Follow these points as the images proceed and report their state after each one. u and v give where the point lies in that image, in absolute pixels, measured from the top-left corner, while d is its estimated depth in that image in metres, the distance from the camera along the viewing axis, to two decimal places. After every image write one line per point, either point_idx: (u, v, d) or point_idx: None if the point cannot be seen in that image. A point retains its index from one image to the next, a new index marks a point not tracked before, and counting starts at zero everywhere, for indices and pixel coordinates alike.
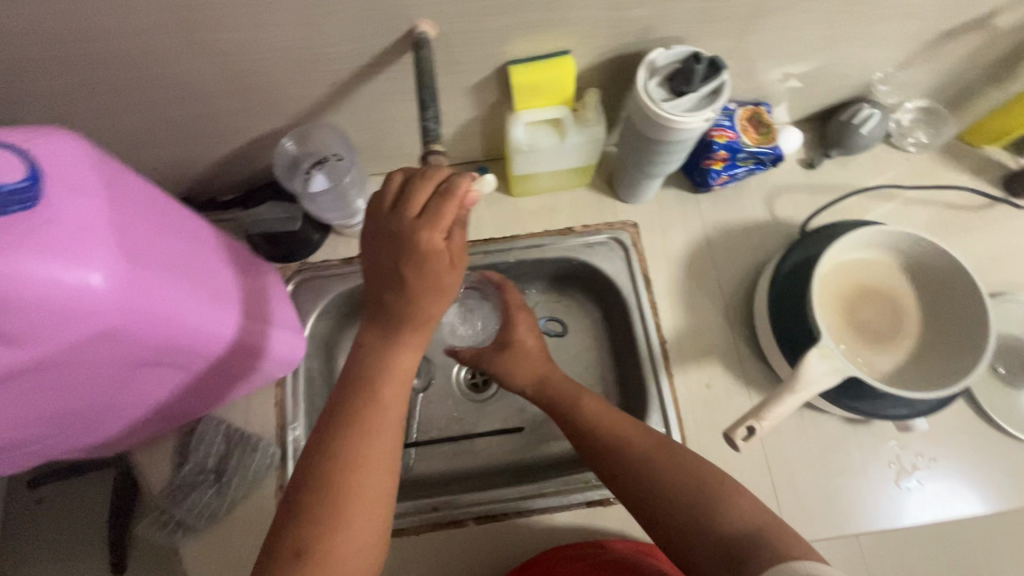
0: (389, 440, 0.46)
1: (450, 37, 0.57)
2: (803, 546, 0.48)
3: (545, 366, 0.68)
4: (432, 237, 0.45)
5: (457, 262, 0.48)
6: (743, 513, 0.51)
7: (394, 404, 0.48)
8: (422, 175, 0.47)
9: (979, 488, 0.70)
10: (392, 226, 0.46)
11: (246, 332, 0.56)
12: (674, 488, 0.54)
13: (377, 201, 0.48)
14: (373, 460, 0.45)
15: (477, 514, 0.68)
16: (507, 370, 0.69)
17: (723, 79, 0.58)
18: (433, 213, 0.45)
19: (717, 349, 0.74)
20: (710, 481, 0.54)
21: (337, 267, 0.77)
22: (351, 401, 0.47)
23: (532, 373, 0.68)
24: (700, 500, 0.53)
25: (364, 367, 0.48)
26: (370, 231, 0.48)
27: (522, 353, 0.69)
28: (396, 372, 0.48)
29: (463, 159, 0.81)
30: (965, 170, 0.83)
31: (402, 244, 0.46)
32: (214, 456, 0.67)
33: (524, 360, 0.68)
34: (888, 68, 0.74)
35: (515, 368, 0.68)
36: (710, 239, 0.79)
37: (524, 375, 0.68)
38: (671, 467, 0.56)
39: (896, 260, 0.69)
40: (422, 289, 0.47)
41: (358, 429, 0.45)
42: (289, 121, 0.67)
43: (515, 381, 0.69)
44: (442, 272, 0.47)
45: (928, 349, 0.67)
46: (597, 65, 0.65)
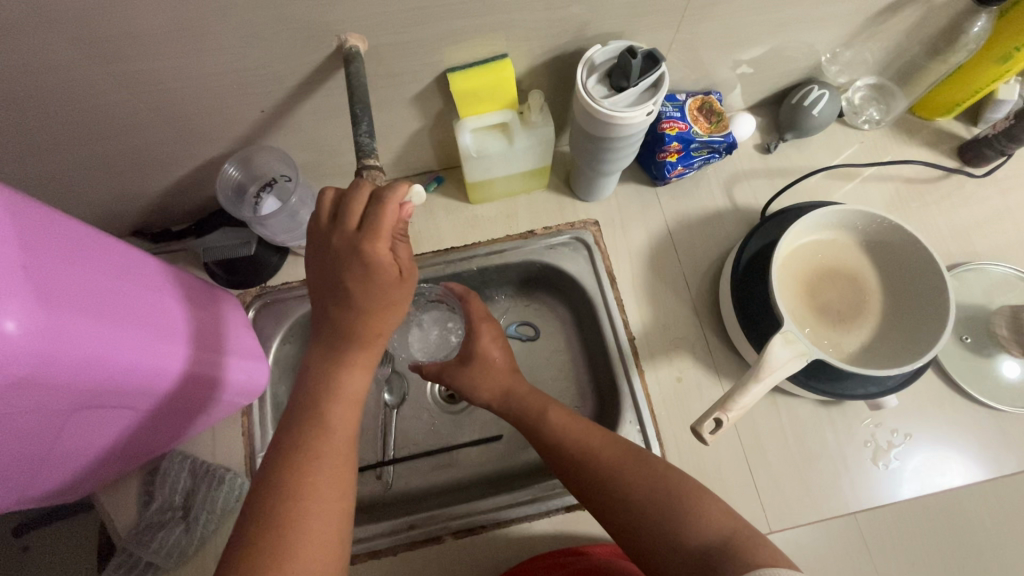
0: (340, 466, 0.43)
1: (382, 50, 0.57)
2: (772, 554, 0.47)
3: (509, 378, 0.68)
4: (376, 249, 0.41)
5: (410, 272, 0.45)
6: (712, 521, 0.51)
7: (344, 428, 0.45)
8: (356, 185, 0.43)
9: (955, 460, 0.70)
10: (333, 243, 0.42)
11: (199, 367, 0.55)
12: (643, 493, 0.54)
13: (314, 219, 0.44)
14: (324, 491, 0.42)
15: (455, 528, 0.67)
16: (473, 383, 0.68)
17: (661, 71, 0.57)
18: (371, 223, 0.41)
19: (686, 341, 0.74)
20: (678, 487, 0.54)
21: (297, 287, 0.76)
22: (298, 430, 0.44)
23: (498, 386, 0.67)
24: (669, 509, 0.52)
25: (312, 391, 0.45)
26: (310, 252, 0.44)
27: (487, 366, 0.68)
28: (345, 395, 0.45)
29: (419, 169, 0.81)
30: (920, 144, 0.83)
31: (345, 260, 0.42)
32: (181, 492, 0.65)
33: (488, 372, 0.68)
34: (833, 47, 0.74)
35: (481, 380, 0.68)
36: (673, 231, 0.79)
37: (491, 387, 0.68)
38: (638, 474, 0.56)
39: (853, 239, 0.69)
40: (374, 306, 0.44)
41: (306, 459, 0.42)
42: (232, 145, 0.66)
43: (482, 395, 0.68)
44: (392, 285, 0.43)
45: (892, 325, 0.66)
46: (538, 66, 0.64)
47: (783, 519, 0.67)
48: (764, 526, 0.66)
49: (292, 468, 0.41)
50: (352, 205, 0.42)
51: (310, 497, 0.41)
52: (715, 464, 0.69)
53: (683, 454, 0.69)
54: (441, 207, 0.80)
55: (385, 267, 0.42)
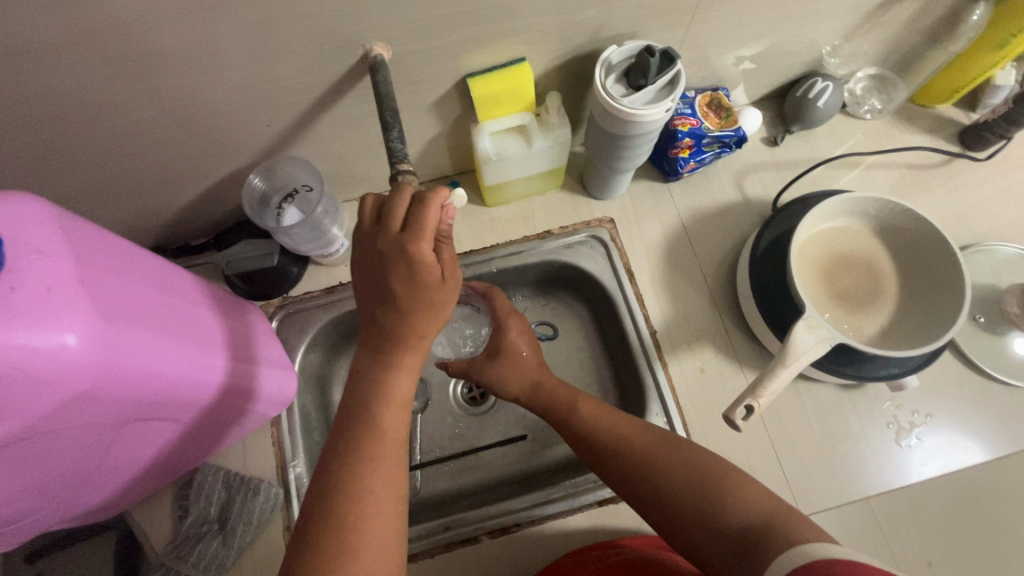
0: (393, 467, 0.44)
1: (404, 58, 0.58)
2: (813, 528, 0.47)
3: (538, 373, 0.69)
4: (421, 249, 0.42)
5: (452, 273, 0.45)
6: (749, 500, 0.51)
7: (394, 430, 0.45)
8: (398, 189, 0.44)
9: (975, 437, 0.71)
10: (379, 246, 0.44)
11: (234, 377, 0.55)
12: (680, 480, 0.55)
13: (358, 223, 0.46)
14: (380, 491, 0.42)
15: (490, 528, 0.68)
16: (501, 380, 0.70)
17: (678, 68, 0.59)
18: (415, 224, 0.42)
19: (707, 333, 0.75)
20: (714, 472, 0.54)
21: (322, 297, 0.76)
22: (350, 432, 0.44)
23: (527, 380, 0.68)
24: (706, 493, 0.53)
25: (360, 394, 0.46)
26: (356, 256, 0.46)
27: (514, 362, 0.70)
28: (395, 396, 0.46)
29: (434, 175, 0.82)
30: (921, 131, 0.85)
31: (390, 261, 0.43)
32: (216, 505, 0.65)
33: (517, 366, 0.69)
34: (835, 40, 0.76)
35: (509, 374, 0.69)
36: (687, 226, 0.80)
37: (518, 381, 0.69)
38: (674, 462, 0.56)
39: (866, 225, 0.71)
40: (418, 307, 0.44)
41: (362, 460, 0.43)
42: (254, 158, 0.67)
43: (510, 390, 0.70)
44: (436, 286, 0.44)
45: (908, 308, 0.68)
46: (553, 68, 0.65)
47: (813, 502, 0.68)
48: None
49: (348, 469, 0.42)
50: (395, 207, 0.44)
51: (368, 497, 0.42)
52: (742, 452, 0.70)
53: (711, 444, 0.70)
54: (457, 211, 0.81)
55: (429, 268, 0.43)
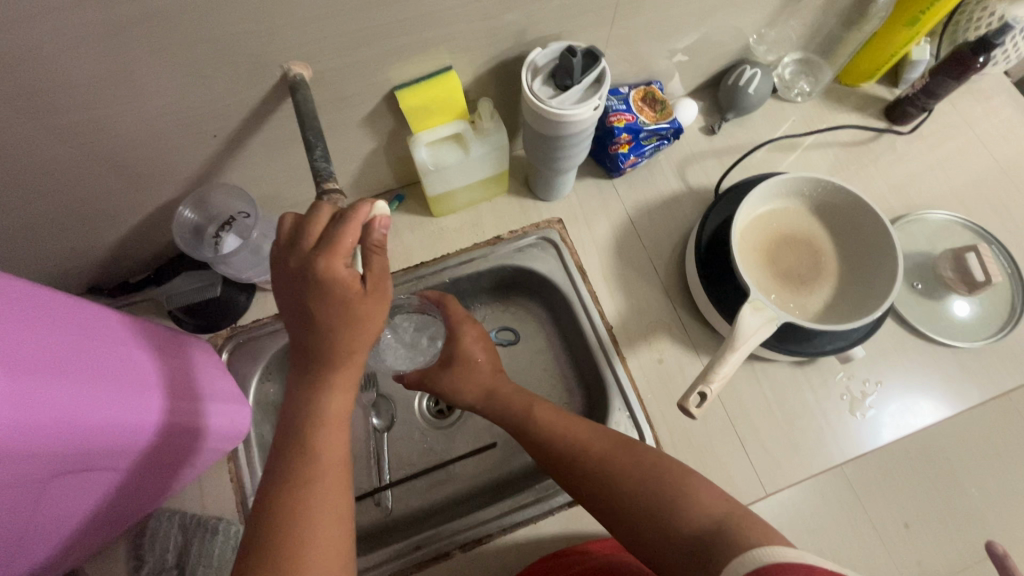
0: (334, 490, 0.44)
1: (327, 75, 0.57)
2: (764, 532, 0.48)
3: (492, 379, 0.69)
4: (334, 264, 0.42)
5: (376, 286, 0.45)
6: (704, 508, 0.51)
7: (333, 452, 0.45)
8: (315, 207, 0.45)
9: (924, 402, 0.74)
10: (295, 264, 0.44)
11: (171, 417, 0.53)
12: (630, 480, 0.55)
13: (277, 242, 0.46)
14: (322, 517, 0.42)
15: (462, 541, 0.67)
16: (454, 388, 0.70)
17: (603, 66, 0.59)
18: (329, 241, 0.42)
19: (662, 323, 0.76)
20: (666, 474, 0.55)
21: (270, 324, 0.75)
22: (287, 459, 0.44)
23: (480, 388, 0.69)
24: (664, 498, 0.53)
25: (294, 420, 0.45)
26: (276, 276, 0.46)
27: (469, 368, 0.70)
28: (330, 420, 0.46)
29: (378, 190, 0.81)
30: (849, 110, 0.88)
31: (307, 278, 0.43)
32: (174, 550, 0.62)
33: (471, 373, 0.70)
34: (759, 28, 0.78)
35: (463, 382, 0.69)
36: (634, 220, 0.81)
37: (472, 387, 0.69)
38: (625, 463, 0.57)
39: (803, 205, 0.73)
40: (340, 324, 0.44)
41: (301, 487, 0.43)
42: (184, 188, 0.65)
43: (465, 397, 0.69)
44: (357, 301, 0.44)
45: (849, 282, 0.70)
46: (482, 74, 0.65)
47: (777, 481, 0.69)
48: (760, 491, 0.69)
49: (285, 497, 0.42)
50: (311, 225, 0.44)
51: (311, 523, 0.42)
52: (705, 438, 0.71)
53: (672, 432, 0.71)
54: (405, 225, 0.80)
55: (345, 282, 0.43)
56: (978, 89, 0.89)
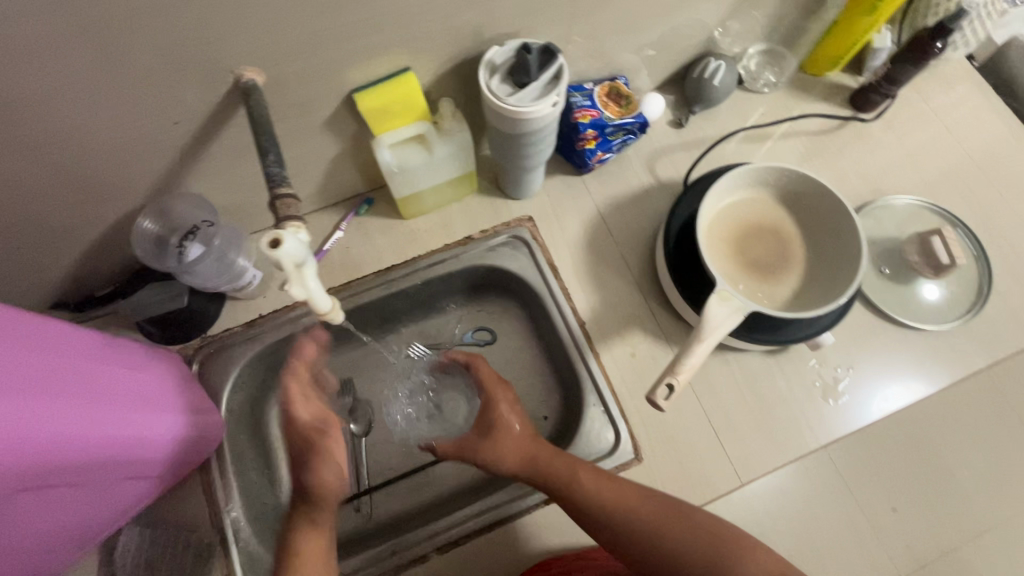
0: None
1: (281, 80, 0.56)
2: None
3: (535, 444, 0.65)
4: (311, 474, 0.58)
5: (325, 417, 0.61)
6: (760, 562, 0.55)
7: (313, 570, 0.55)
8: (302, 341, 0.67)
9: (896, 385, 0.74)
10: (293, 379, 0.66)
11: (129, 428, 0.53)
12: (686, 544, 0.57)
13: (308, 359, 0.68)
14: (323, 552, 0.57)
15: (438, 544, 0.67)
16: (495, 458, 0.65)
17: (560, 63, 0.59)
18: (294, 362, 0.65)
19: (635, 317, 0.76)
20: (724, 538, 0.57)
21: (242, 332, 0.74)
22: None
23: (522, 454, 0.64)
24: (718, 559, 0.56)
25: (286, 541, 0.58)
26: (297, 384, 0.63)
27: (507, 436, 0.65)
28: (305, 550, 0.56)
29: (347, 194, 0.80)
30: (815, 99, 0.89)
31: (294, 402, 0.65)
32: (140, 564, 0.63)
33: (513, 441, 0.65)
34: (721, 20, 0.79)
35: (505, 451, 0.65)
36: (605, 216, 0.81)
37: (514, 454, 0.64)
38: (679, 526, 0.58)
39: (771, 193, 0.72)
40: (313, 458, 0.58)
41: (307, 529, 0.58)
42: (144, 199, 0.64)
43: (508, 468, 0.65)
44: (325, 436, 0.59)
45: (817, 270, 0.70)
46: (443, 74, 0.65)
47: (751, 471, 0.70)
48: (735, 480, 0.69)
49: None
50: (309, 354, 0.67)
51: None
52: (679, 430, 0.71)
53: (647, 426, 0.71)
54: (375, 228, 0.80)
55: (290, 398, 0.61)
56: (943, 73, 0.89)
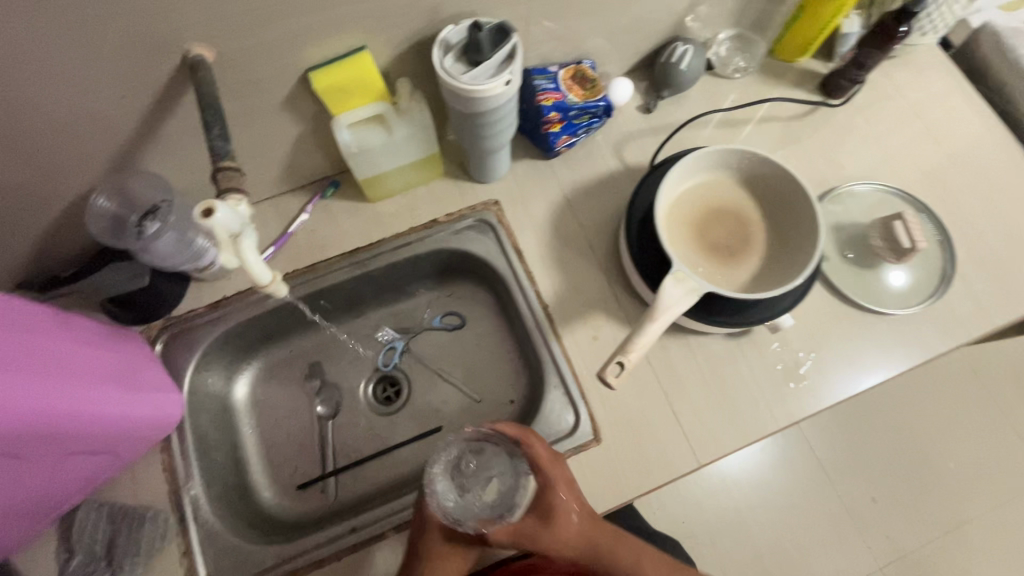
0: None
1: (232, 57, 0.56)
2: None
3: (594, 528, 0.60)
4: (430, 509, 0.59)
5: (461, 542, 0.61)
6: None
7: None
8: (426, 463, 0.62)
9: (859, 370, 0.74)
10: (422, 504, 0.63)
11: (72, 403, 0.54)
12: None
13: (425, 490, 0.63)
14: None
15: (397, 523, 0.67)
16: (555, 545, 0.58)
17: (514, 42, 0.59)
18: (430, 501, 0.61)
19: (598, 301, 0.76)
20: None
21: (206, 314, 0.75)
22: None
23: (582, 538, 0.59)
24: None
25: None
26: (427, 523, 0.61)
27: (570, 521, 0.58)
28: None
29: (313, 177, 0.80)
30: (785, 85, 0.88)
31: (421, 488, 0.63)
32: (102, 540, 0.63)
33: (573, 528, 0.58)
34: (687, 3, 0.78)
35: (566, 539, 0.58)
36: (571, 200, 0.81)
37: (572, 539, 0.59)
38: None
39: (732, 176, 0.72)
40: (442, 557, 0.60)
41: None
42: (102, 178, 0.64)
43: (563, 552, 0.59)
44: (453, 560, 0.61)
45: (777, 253, 0.70)
46: (400, 54, 0.65)
47: (710, 453, 0.70)
48: (693, 462, 0.69)
49: None
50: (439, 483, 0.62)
51: None
52: (639, 412, 0.71)
53: (607, 408, 0.71)
54: (341, 211, 0.80)
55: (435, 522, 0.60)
56: (913, 61, 0.89)
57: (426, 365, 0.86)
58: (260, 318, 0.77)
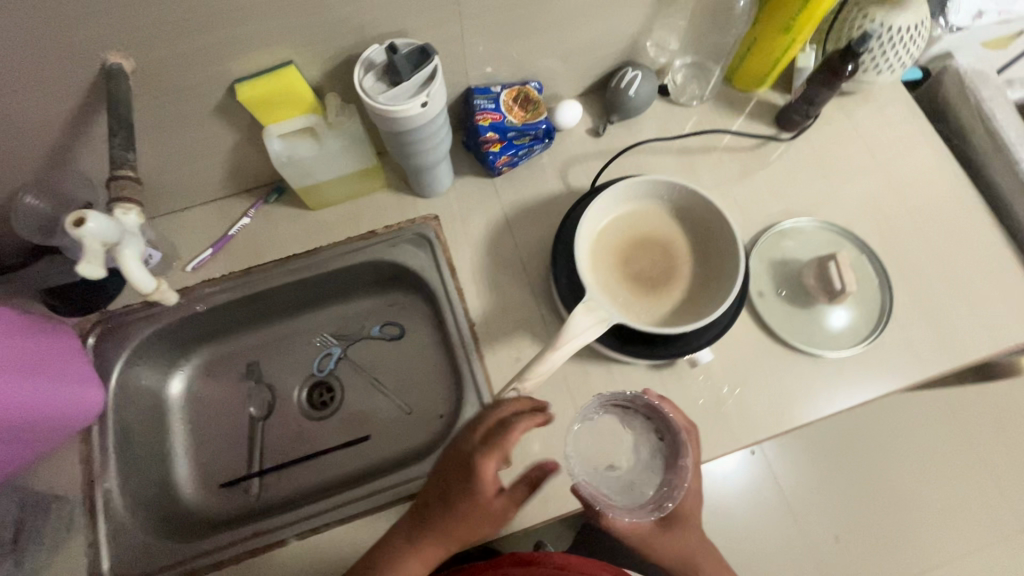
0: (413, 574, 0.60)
1: (154, 67, 0.58)
2: None
3: (694, 542, 0.66)
4: (483, 475, 0.56)
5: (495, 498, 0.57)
6: None
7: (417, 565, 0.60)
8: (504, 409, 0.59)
9: (787, 411, 0.73)
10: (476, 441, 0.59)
11: None
12: None
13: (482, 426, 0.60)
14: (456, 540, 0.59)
15: (299, 529, 0.68)
16: (659, 542, 0.65)
17: (435, 64, 0.60)
18: (492, 445, 0.57)
19: (525, 322, 0.76)
20: None
21: (141, 310, 0.76)
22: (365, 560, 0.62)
23: (682, 550, 0.66)
24: None
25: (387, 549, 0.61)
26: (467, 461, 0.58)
27: (687, 527, 0.66)
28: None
29: (257, 182, 0.81)
30: (741, 115, 0.88)
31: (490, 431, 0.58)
32: (9, 526, 0.65)
33: (683, 536, 0.66)
34: (635, 30, 0.78)
35: (670, 545, 0.65)
36: (510, 219, 0.81)
37: (675, 550, 0.65)
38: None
39: (662, 206, 0.72)
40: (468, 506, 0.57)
41: (405, 547, 0.60)
42: (37, 174, 0.66)
43: (662, 556, 0.66)
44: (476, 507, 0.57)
45: (699, 286, 0.70)
46: (330, 69, 0.66)
47: None
48: None
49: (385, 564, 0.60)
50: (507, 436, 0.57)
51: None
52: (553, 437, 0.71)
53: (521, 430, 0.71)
54: (281, 217, 0.81)
55: (486, 473, 0.56)
56: (873, 97, 0.88)
57: (361, 372, 0.87)
58: (194, 318, 0.78)
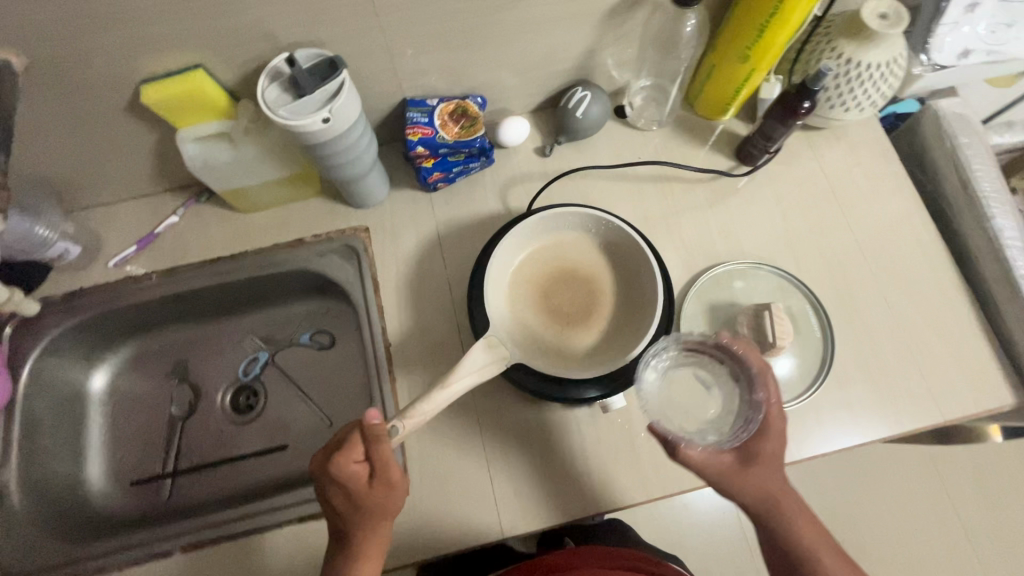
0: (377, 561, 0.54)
1: (53, 63, 0.57)
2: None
3: (782, 485, 0.55)
4: (345, 478, 0.52)
5: (378, 483, 0.53)
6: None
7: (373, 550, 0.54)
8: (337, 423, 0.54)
9: None
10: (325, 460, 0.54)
11: None
12: None
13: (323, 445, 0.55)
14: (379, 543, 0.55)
15: (184, 542, 0.66)
16: (738, 479, 0.54)
17: (342, 77, 0.58)
18: (341, 451, 0.52)
19: (442, 348, 0.73)
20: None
21: (58, 304, 0.75)
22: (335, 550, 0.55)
23: (769, 491, 0.54)
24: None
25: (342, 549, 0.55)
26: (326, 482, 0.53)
27: (769, 466, 0.54)
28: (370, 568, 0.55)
29: (189, 181, 0.80)
30: (699, 144, 0.83)
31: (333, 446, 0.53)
32: None
33: (767, 476, 0.54)
34: (582, 50, 0.74)
35: (751, 484, 0.54)
36: (441, 237, 0.78)
37: (758, 490, 0.54)
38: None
39: (586, 238, 0.70)
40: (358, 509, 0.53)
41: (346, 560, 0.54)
42: None
43: (742, 497, 0.55)
44: (368, 497, 0.53)
45: (618, 326, 0.67)
46: (246, 74, 0.64)
47: None
48: None
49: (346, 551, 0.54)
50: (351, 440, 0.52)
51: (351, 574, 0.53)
52: None
53: None
54: (210, 218, 0.79)
55: (349, 477, 0.52)
56: (844, 134, 0.82)
57: (285, 379, 0.85)
58: (115, 314, 0.78)
